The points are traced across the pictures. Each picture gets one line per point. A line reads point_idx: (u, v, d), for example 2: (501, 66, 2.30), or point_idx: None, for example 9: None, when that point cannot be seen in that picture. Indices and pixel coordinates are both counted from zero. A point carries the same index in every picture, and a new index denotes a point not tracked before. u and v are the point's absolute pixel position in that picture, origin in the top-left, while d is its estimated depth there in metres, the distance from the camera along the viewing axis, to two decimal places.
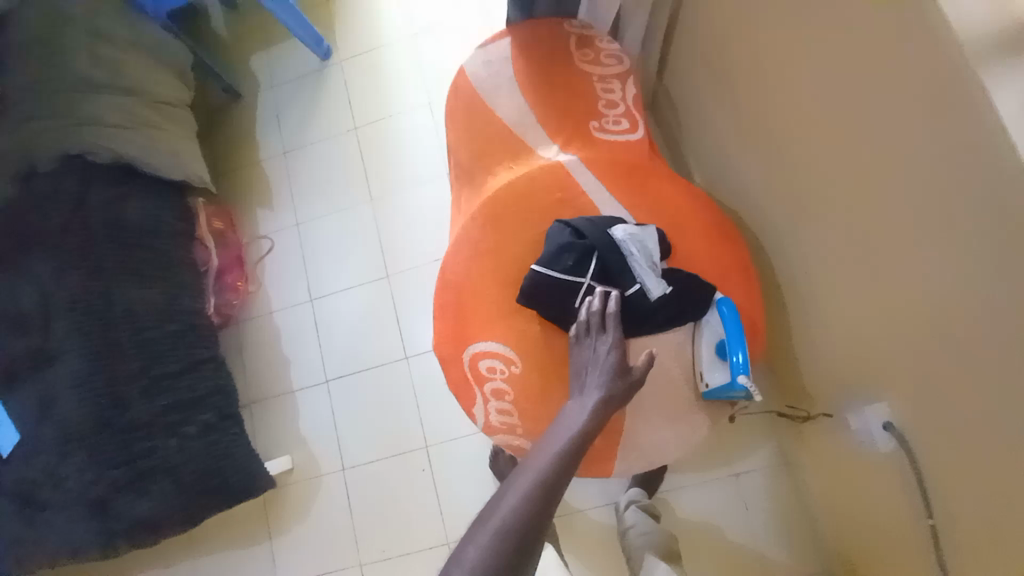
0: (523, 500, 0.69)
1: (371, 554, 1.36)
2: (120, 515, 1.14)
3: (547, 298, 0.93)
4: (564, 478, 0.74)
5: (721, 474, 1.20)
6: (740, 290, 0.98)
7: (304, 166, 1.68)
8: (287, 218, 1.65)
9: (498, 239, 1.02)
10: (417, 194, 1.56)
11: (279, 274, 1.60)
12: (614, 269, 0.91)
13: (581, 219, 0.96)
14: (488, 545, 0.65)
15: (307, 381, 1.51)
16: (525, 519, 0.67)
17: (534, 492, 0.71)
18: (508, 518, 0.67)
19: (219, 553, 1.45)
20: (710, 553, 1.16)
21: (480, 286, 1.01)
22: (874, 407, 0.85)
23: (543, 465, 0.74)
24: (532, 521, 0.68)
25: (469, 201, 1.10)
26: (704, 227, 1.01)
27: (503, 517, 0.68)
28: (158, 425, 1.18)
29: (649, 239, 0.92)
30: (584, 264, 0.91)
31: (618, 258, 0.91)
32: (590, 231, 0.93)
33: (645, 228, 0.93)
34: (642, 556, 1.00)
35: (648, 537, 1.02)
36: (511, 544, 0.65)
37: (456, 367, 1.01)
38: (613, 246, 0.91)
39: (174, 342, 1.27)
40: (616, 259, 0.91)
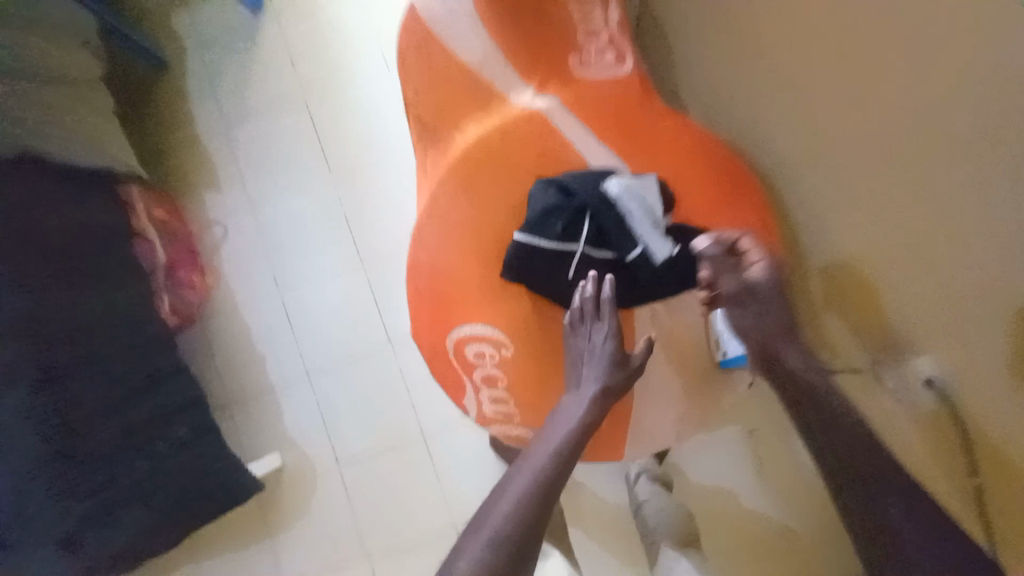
0: (517, 505, 0.63)
1: (378, 546, 1.31)
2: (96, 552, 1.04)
3: (538, 270, 0.83)
4: (562, 477, 0.68)
5: (733, 433, 1.13)
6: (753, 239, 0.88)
7: (251, 139, 1.49)
8: (240, 199, 1.48)
9: (475, 206, 0.89)
10: (381, 161, 1.40)
11: (239, 263, 1.45)
12: (611, 232, 0.83)
13: (568, 177, 0.85)
14: (478, 558, 0.59)
15: (286, 376, 1.40)
16: (520, 527, 0.61)
17: (530, 496, 0.64)
18: (501, 526, 0.61)
19: (215, 565, 1.36)
20: (723, 517, 1.11)
21: (458, 262, 0.89)
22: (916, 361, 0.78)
23: (540, 465, 0.68)
24: (527, 528, 0.62)
25: (436, 164, 0.94)
26: (705, 171, 0.89)
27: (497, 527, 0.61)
28: (124, 448, 1.08)
29: (650, 193, 0.82)
30: (577, 228, 0.83)
31: (614, 220, 0.82)
32: (580, 188, 0.83)
33: (642, 179, 0.83)
34: (658, 533, 0.99)
35: (662, 514, 1.00)
36: (505, 555, 0.59)
37: (439, 356, 0.90)
38: (608, 206, 0.82)
39: (135, 354, 1.16)
40: (614, 221, 0.82)
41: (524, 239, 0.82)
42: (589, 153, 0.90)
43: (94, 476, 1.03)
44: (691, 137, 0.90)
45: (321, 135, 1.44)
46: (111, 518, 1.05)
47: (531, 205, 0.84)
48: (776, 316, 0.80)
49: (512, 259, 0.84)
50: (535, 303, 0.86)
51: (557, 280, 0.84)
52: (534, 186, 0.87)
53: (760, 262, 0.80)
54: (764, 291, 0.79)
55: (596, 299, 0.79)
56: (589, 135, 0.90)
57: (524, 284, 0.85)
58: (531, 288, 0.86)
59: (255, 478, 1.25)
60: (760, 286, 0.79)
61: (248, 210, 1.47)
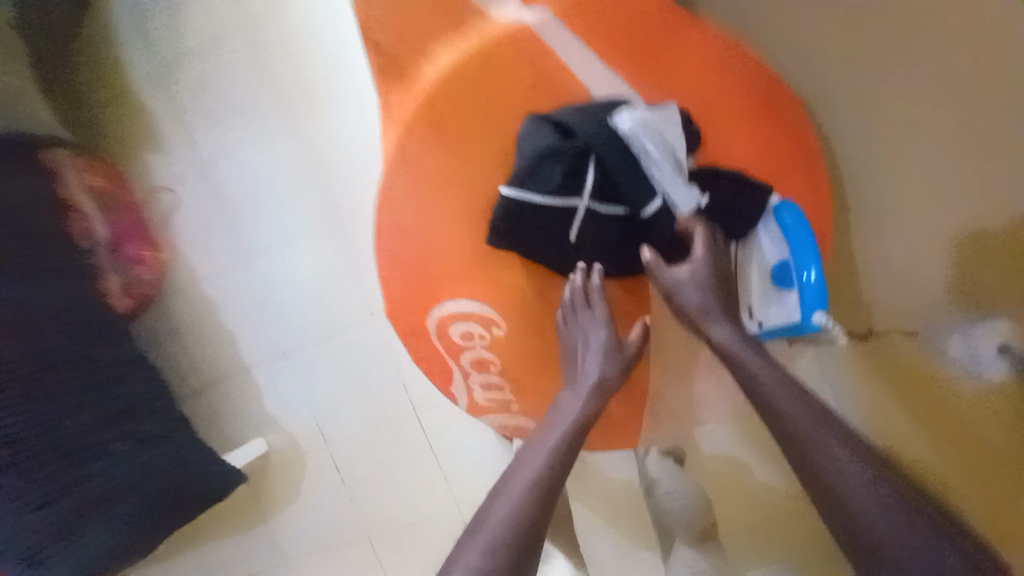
0: (518, 511, 0.55)
1: (377, 526, 1.25)
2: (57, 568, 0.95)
3: (535, 232, 0.69)
4: (564, 478, 0.61)
5: None
6: (795, 182, 0.73)
7: (192, 87, 1.27)
8: (187, 159, 1.29)
9: (453, 155, 0.74)
10: (347, 105, 1.20)
11: (195, 232, 1.29)
12: (621, 180, 0.68)
13: (566, 113, 0.69)
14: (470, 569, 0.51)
15: (262, 356, 1.28)
16: (522, 538, 0.53)
17: (534, 501, 0.56)
18: (500, 538, 0.52)
19: (211, 552, 1.30)
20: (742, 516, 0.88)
21: (437, 226, 0.75)
22: (985, 329, 0.66)
23: (540, 465, 0.60)
24: (529, 539, 0.54)
25: (400, 104, 0.74)
26: (737, 96, 0.72)
27: (495, 540, 0.52)
28: (85, 447, 0.96)
29: (668, 128, 0.67)
30: (580, 177, 0.67)
31: (625, 166, 0.67)
32: (583, 126, 0.67)
33: (658, 111, 0.67)
34: (677, 518, 0.91)
35: (679, 497, 0.92)
36: (504, 571, 0.51)
37: (421, 338, 0.77)
38: (617, 147, 0.67)
39: (82, 342, 1.02)
40: (625, 166, 0.67)
41: (518, 193, 0.67)
42: (590, 79, 0.73)
43: (52, 481, 0.90)
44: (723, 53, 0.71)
45: (272, 78, 1.22)
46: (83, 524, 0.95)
47: (523, 150, 0.68)
48: (704, 303, 0.67)
49: (503, 219, 0.69)
50: (531, 272, 0.75)
51: (558, 242, 0.70)
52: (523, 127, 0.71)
53: (700, 251, 0.68)
54: (690, 284, 0.67)
55: (584, 288, 0.71)
56: (591, 56, 0.72)
57: (518, 249, 0.71)
58: (527, 252, 0.72)
59: (237, 468, 1.19)
60: (693, 279, 0.67)
61: (198, 172, 1.28)
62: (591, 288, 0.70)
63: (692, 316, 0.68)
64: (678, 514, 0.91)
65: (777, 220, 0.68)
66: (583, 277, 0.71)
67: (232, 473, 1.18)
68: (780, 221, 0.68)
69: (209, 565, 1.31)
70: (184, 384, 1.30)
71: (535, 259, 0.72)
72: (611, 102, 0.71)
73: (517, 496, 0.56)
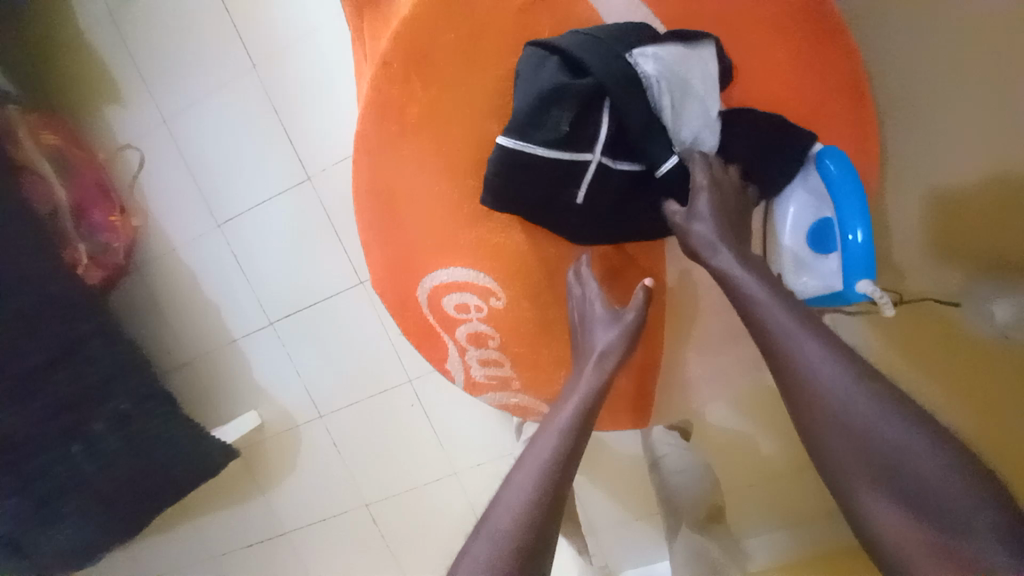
0: (523, 513, 0.50)
1: (374, 496, 1.22)
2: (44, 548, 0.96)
3: (537, 190, 0.60)
4: (573, 470, 0.55)
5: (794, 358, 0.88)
6: (832, 124, 0.65)
7: (146, 31, 1.14)
8: (151, 114, 1.17)
9: (437, 98, 0.64)
10: (318, 46, 1.06)
11: (165, 195, 1.19)
12: (636, 131, 0.59)
13: (572, 42, 0.58)
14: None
15: (248, 326, 1.22)
16: (527, 540, 0.49)
17: (540, 500, 0.51)
18: (501, 542, 0.48)
19: (213, 521, 1.31)
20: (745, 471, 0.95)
21: (423, 183, 0.66)
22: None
23: (546, 457, 0.54)
24: (533, 545, 0.49)
25: (376, 39, 0.65)
26: (772, 17, 0.62)
27: (496, 542, 0.49)
28: (50, 432, 0.92)
29: (692, 69, 0.59)
30: (590, 125, 0.58)
31: (641, 114, 0.58)
32: (595, 64, 0.57)
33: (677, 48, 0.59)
34: (685, 494, 0.88)
35: (687, 473, 0.89)
36: None
37: (411, 309, 0.71)
38: (633, 89, 0.57)
39: (42, 317, 0.94)
40: (641, 113, 0.58)
41: (517, 143, 0.58)
42: None
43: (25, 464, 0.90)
44: None
45: (232, 16, 1.08)
46: (59, 508, 0.94)
47: (523, 90, 0.58)
48: (714, 234, 0.57)
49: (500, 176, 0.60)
50: (532, 235, 0.66)
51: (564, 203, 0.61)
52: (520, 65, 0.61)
53: (703, 175, 0.59)
54: (700, 215, 0.58)
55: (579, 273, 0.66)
56: None
57: (517, 211, 0.63)
58: (527, 215, 0.63)
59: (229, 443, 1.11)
60: (701, 207, 0.58)
61: (164, 129, 1.17)
62: (583, 271, 0.66)
63: (696, 252, 0.59)
64: (689, 491, 0.88)
65: (818, 168, 0.60)
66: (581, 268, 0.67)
67: (224, 448, 1.11)
68: (823, 170, 0.59)
69: (213, 533, 1.31)
70: (170, 356, 1.27)
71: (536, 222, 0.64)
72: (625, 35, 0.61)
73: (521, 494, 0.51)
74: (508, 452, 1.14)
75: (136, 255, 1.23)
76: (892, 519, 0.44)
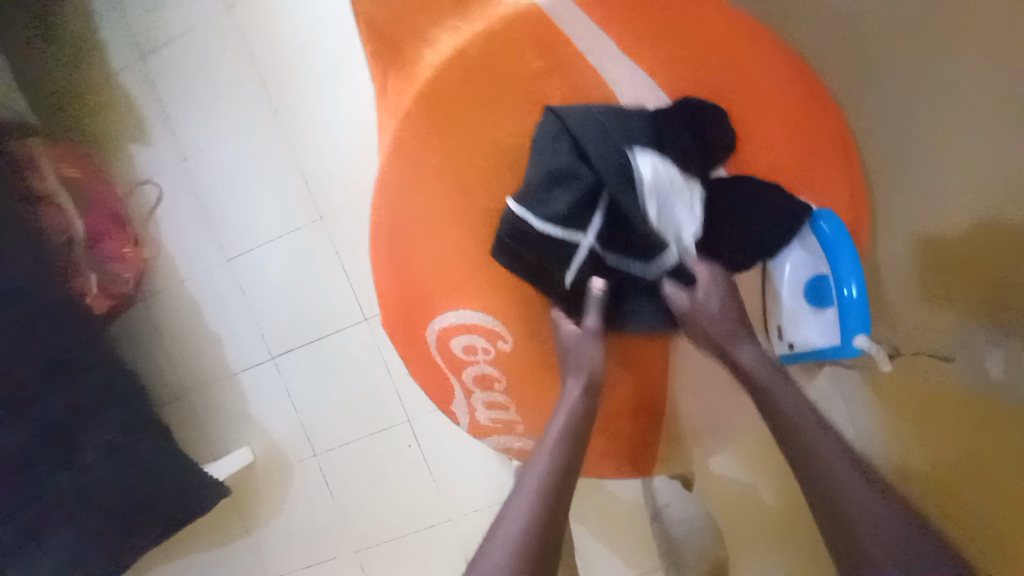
0: (523, 532, 0.48)
1: (366, 539, 1.18)
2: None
3: (535, 254, 0.65)
4: (572, 484, 0.55)
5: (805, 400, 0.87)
6: (837, 192, 0.68)
7: (176, 76, 1.20)
8: (172, 151, 1.22)
9: (454, 150, 0.69)
10: (338, 95, 1.12)
11: (177, 228, 1.23)
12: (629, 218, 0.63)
13: (584, 125, 0.63)
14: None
15: (249, 360, 1.22)
16: (528, 563, 0.46)
17: (540, 518, 0.49)
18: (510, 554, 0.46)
19: (197, 561, 1.26)
20: (754, 532, 0.90)
21: (437, 229, 0.70)
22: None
23: (546, 471, 0.54)
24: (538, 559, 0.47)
25: (399, 96, 0.68)
26: (770, 88, 0.67)
27: (501, 571, 0.45)
28: (39, 456, 0.90)
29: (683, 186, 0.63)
30: (587, 212, 0.64)
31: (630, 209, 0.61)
32: (598, 153, 0.61)
33: (682, 135, 0.64)
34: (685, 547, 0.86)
35: None
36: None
37: (419, 349, 0.72)
38: (625, 184, 0.61)
39: (41, 342, 0.94)
40: (635, 202, 0.61)
41: (524, 212, 0.63)
42: None
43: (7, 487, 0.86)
44: (770, 56, 0.66)
45: (261, 65, 1.15)
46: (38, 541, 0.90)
47: (534, 167, 0.64)
48: (725, 321, 0.62)
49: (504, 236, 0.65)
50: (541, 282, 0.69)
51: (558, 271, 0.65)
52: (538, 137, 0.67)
53: (709, 273, 0.64)
54: (711, 308, 0.62)
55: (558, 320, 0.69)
56: (602, 37, 0.69)
57: (517, 270, 0.67)
58: (526, 275, 0.67)
59: (218, 480, 1.11)
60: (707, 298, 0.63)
61: (183, 166, 1.22)
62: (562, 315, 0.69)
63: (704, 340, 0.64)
64: None
65: (813, 229, 0.62)
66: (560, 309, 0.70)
67: (214, 486, 1.10)
68: (817, 230, 0.62)
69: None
70: (166, 388, 1.27)
71: (534, 283, 0.68)
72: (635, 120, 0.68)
73: (520, 516, 0.50)
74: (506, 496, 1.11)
75: (142, 285, 1.26)
76: (885, 521, 0.44)
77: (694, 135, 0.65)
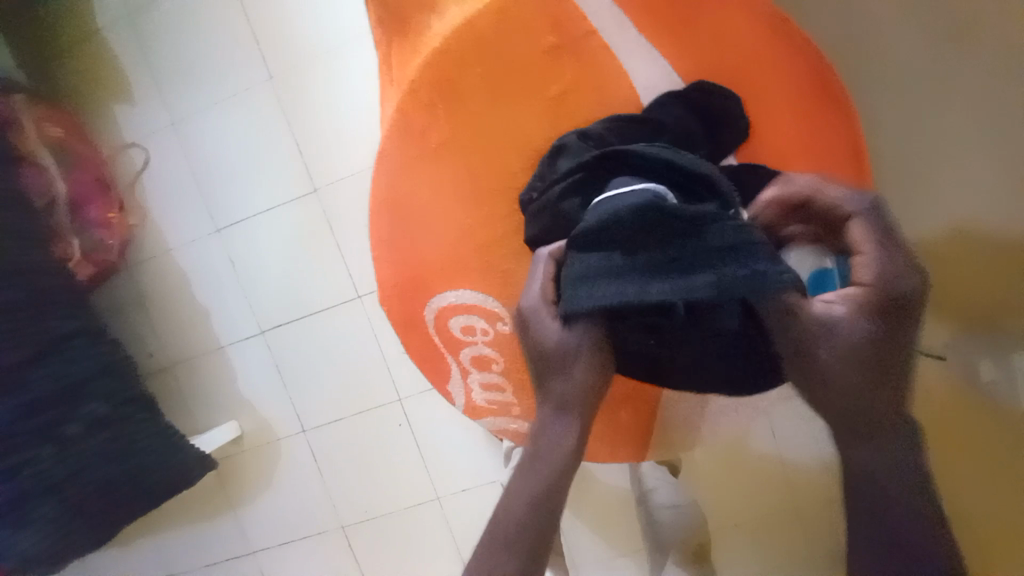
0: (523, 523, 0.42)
1: (355, 518, 1.18)
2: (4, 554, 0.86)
3: (647, 257, 0.42)
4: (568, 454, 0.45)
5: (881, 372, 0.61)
6: None
7: (167, 35, 1.15)
8: (163, 117, 1.18)
9: (460, 126, 0.67)
10: (339, 66, 1.08)
11: (165, 197, 1.20)
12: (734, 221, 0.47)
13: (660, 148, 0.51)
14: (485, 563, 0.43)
15: (237, 335, 1.20)
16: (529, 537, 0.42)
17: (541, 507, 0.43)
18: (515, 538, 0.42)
19: (182, 533, 1.27)
20: (735, 520, 0.93)
21: (437, 206, 0.68)
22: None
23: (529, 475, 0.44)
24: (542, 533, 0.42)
25: (404, 65, 0.70)
26: (777, 76, 0.66)
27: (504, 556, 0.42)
28: (21, 434, 0.87)
29: None
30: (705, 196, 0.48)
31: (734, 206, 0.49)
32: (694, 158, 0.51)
33: (687, 115, 0.60)
34: (670, 532, 0.86)
35: (678, 514, 0.86)
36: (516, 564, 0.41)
37: (417, 328, 0.72)
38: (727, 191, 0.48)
39: (25, 315, 0.92)
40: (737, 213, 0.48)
41: (636, 190, 0.46)
42: (623, 48, 0.65)
43: None
44: (776, 43, 0.66)
45: (256, 27, 1.10)
46: (19, 515, 0.86)
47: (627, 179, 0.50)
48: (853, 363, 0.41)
49: (587, 258, 0.45)
50: None
51: (691, 269, 0.41)
52: (604, 139, 0.60)
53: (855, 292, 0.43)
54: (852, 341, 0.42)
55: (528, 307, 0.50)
56: (625, 22, 0.65)
57: (622, 287, 0.42)
58: (634, 291, 0.42)
59: (205, 453, 1.12)
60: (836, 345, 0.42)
61: (174, 131, 1.18)
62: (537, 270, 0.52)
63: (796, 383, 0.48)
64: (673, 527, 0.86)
65: None
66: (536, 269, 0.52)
67: (198, 460, 1.10)
68: None
69: (181, 545, 1.27)
70: (151, 359, 1.25)
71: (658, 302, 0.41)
72: (643, 107, 0.63)
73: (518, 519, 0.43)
74: (494, 479, 1.10)
75: (128, 253, 1.23)
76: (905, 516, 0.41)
77: (701, 117, 0.61)
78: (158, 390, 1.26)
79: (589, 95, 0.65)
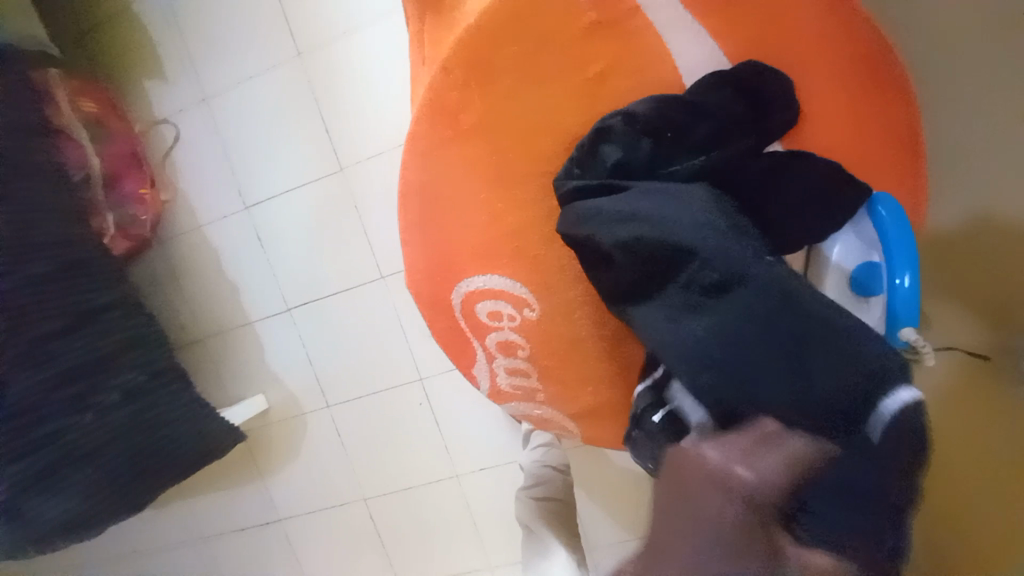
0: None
1: (375, 491, 1.22)
2: (32, 522, 0.90)
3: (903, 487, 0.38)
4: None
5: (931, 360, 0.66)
6: (891, 177, 0.64)
7: (196, 9, 1.15)
8: (192, 92, 1.19)
9: (491, 107, 0.65)
10: (367, 42, 1.06)
11: (195, 173, 1.22)
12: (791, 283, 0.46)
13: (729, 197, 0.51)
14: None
15: (265, 312, 1.23)
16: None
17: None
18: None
19: (211, 497, 1.33)
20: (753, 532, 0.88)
21: (466, 189, 0.68)
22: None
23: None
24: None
25: (436, 43, 0.68)
26: (833, 55, 0.62)
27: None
28: (57, 401, 0.92)
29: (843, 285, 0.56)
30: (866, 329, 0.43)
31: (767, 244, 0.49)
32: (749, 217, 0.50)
33: (738, 99, 0.57)
34: None
35: None
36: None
37: (445, 312, 0.73)
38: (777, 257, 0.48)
39: (61, 289, 0.96)
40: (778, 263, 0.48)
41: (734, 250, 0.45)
42: (666, 26, 0.62)
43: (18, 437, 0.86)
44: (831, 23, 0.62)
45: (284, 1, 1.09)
46: (53, 481, 0.91)
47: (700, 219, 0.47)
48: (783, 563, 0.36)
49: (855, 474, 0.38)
50: None
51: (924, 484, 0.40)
52: (653, 121, 0.56)
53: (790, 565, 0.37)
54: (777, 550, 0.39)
55: (759, 507, 0.35)
56: None
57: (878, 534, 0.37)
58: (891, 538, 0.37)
59: (235, 425, 1.16)
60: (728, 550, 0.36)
61: (202, 108, 1.19)
62: (776, 447, 0.38)
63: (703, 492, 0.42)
64: None
65: (869, 215, 0.55)
66: (775, 449, 0.37)
67: (228, 432, 1.14)
68: (874, 215, 0.54)
69: (210, 509, 1.34)
70: (183, 333, 1.30)
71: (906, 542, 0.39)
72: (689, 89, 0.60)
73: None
74: (513, 460, 1.12)
75: (159, 228, 1.26)
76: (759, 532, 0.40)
77: (748, 102, 0.58)
78: (192, 363, 1.31)
79: (626, 74, 0.62)
